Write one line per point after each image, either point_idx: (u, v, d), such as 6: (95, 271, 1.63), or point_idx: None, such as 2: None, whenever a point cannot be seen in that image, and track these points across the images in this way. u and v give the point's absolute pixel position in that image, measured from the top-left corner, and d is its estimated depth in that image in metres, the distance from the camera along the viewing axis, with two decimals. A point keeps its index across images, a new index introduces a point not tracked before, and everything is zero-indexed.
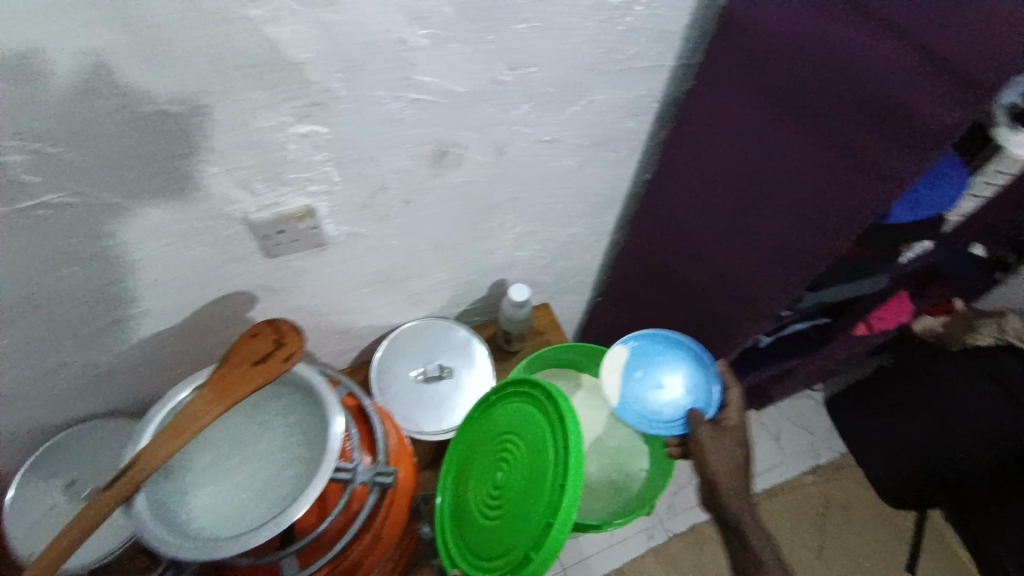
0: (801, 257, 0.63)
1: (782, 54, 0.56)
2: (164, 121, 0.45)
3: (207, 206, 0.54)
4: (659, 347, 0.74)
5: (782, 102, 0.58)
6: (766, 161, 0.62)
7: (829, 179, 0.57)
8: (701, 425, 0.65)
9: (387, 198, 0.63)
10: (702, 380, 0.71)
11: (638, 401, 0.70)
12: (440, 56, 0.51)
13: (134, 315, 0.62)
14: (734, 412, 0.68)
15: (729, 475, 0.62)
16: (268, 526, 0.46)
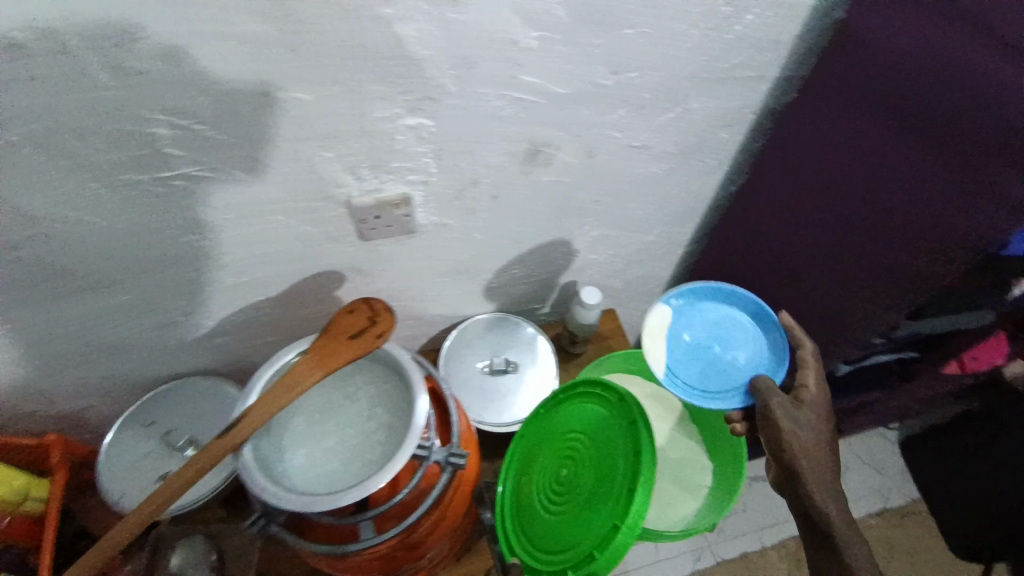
0: (893, 286, 0.59)
1: (899, 69, 0.55)
2: (295, 106, 0.49)
3: (317, 187, 0.58)
4: (707, 307, 0.74)
5: (890, 117, 0.56)
6: (868, 179, 0.60)
7: (933, 201, 0.53)
8: (774, 398, 0.61)
9: (477, 193, 0.66)
10: (763, 339, 0.70)
11: (691, 363, 0.70)
12: (547, 58, 0.53)
13: (239, 283, 0.67)
14: (812, 376, 0.63)
15: (808, 454, 0.59)
16: (355, 489, 0.50)
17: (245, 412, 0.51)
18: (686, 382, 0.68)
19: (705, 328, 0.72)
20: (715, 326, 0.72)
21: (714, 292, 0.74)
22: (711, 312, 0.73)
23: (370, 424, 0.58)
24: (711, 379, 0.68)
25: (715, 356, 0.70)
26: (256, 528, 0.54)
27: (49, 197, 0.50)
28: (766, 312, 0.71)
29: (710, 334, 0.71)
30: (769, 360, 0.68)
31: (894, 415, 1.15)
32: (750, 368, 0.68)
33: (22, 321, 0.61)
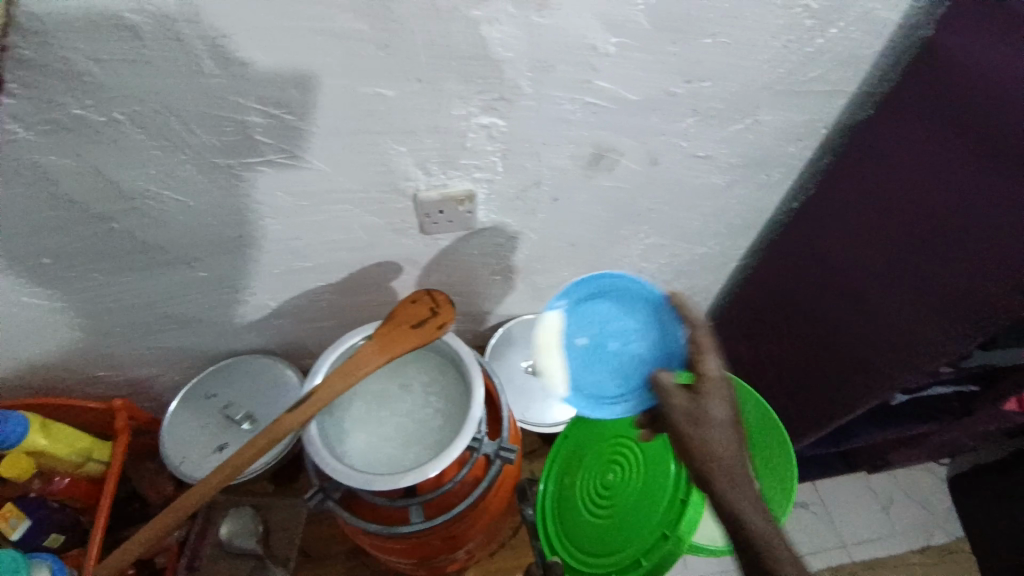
0: (956, 305, 0.58)
1: (979, 88, 0.54)
2: (378, 102, 0.51)
3: (387, 180, 0.60)
4: (603, 299, 0.63)
5: (970, 136, 0.56)
6: (937, 196, 0.59)
7: (1006, 219, 0.52)
8: (669, 399, 0.50)
9: (538, 194, 0.67)
10: (639, 323, 0.59)
11: (606, 368, 0.60)
12: (623, 64, 0.53)
13: (304, 268, 0.70)
14: (713, 362, 0.51)
15: (723, 465, 0.48)
16: (415, 471, 0.54)
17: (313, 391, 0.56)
18: (601, 392, 0.59)
19: (599, 325, 0.62)
20: (608, 320, 0.62)
21: (606, 282, 0.62)
22: (603, 304, 0.63)
23: (424, 413, 0.63)
24: (620, 382, 0.58)
25: (627, 356, 0.59)
26: (313, 502, 0.56)
27: (148, 175, 0.54)
28: (655, 296, 0.59)
29: (603, 331, 0.62)
30: (665, 348, 0.56)
31: (947, 450, 1.11)
32: (654, 362, 0.56)
33: (107, 288, 0.66)
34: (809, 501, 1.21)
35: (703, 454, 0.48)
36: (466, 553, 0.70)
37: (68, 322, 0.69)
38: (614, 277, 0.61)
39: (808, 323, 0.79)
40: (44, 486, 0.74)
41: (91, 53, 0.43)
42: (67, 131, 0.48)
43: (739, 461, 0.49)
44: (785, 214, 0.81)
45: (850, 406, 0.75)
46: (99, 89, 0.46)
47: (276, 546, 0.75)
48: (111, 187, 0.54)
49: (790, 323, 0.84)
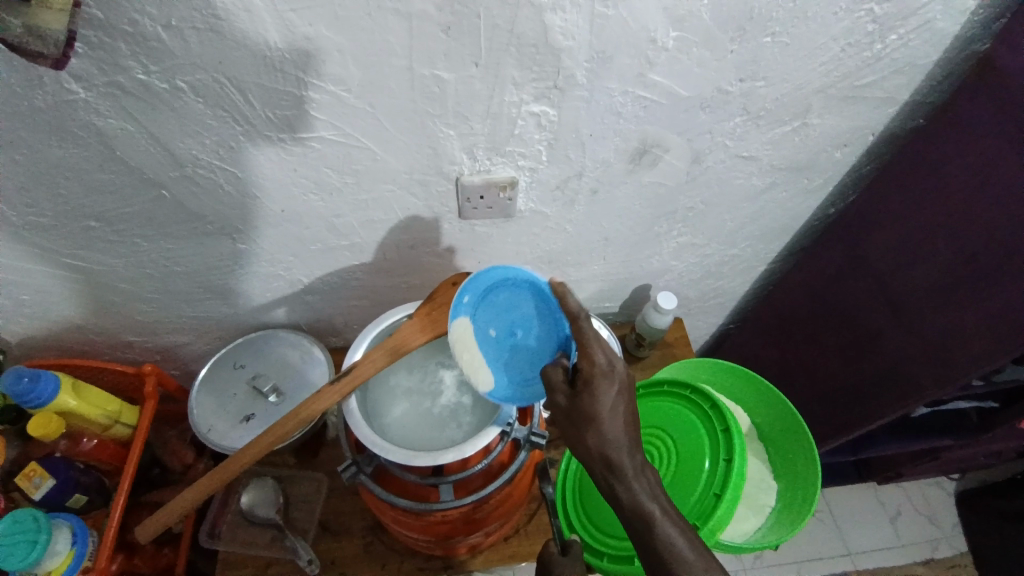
0: (1008, 324, 0.57)
1: None
2: (435, 84, 0.52)
3: (434, 163, 0.60)
4: (502, 294, 0.60)
5: None
6: (1000, 212, 0.58)
7: None
8: (555, 394, 0.51)
9: (579, 186, 0.67)
10: (536, 309, 0.59)
11: (511, 359, 0.58)
12: (680, 59, 0.53)
13: (340, 246, 0.71)
14: (600, 354, 0.50)
15: (601, 450, 0.48)
16: (451, 451, 0.55)
17: (354, 365, 0.60)
18: (514, 380, 0.58)
19: (506, 317, 0.60)
20: (512, 310, 0.59)
21: (501, 274, 0.60)
22: (505, 297, 0.60)
23: (460, 395, 0.64)
24: (528, 367, 0.58)
25: (527, 345, 0.58)
26: (347, 474, 0.57)
27: (202, 144, 0.55)
28: (539, 282, 0.58)
29: (509, 322, 0.59)
30: (558, 328, 0.57)
31: (960, 466, 1.11)
32: (551, 348, 0.57)
33: (148, 254, 0.67)
34: (819, 509, 1.28)
35: (583, 440, 0.49)
36: (483, 536, 0.70)
37: (106, 286, 0.70)
38: (507, 270, 0.60)
39: (844, 328, 0.80)
40: (70, 447, 0.73)
41: (162, 20, 0.44)
42: (129, 95, 0.49)
43: (626, 446, 0.48)
44: (820, 221, 0.80)
45: (879, 413, 0.76)
46: (164, 55, 0.47)
47: (297, 518, 0.75)
48: (166, 155, 0.55)
49: (823, 328, 0.84)
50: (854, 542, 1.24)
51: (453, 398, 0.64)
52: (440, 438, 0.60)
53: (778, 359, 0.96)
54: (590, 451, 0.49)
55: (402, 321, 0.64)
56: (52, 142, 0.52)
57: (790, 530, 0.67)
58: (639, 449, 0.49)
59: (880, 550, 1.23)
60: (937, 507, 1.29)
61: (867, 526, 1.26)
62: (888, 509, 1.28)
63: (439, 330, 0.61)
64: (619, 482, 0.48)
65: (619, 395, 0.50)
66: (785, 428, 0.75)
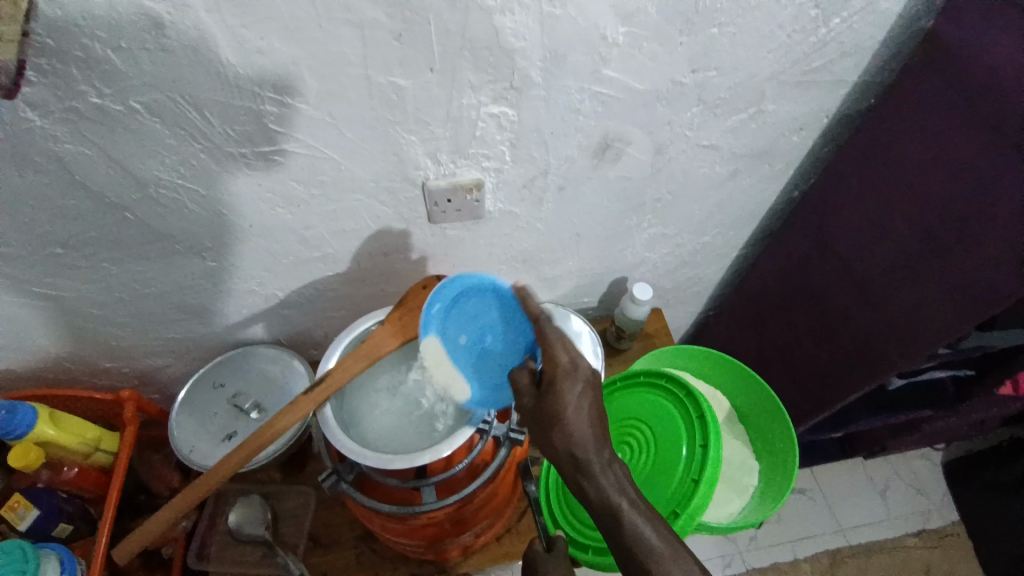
0: (970, 297, 0.59)
1: (1002, 84, 0.54)
2: (392, 92, 0.52)
3: (398, 168, 0.61)
4: (471, 301, 0.62)
5: (987, 130, 0.56)
6: (956, 188, 0.59)
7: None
8: (522, 396, 0.52)
9: (546, 184, 0.67)
10: (501, 314, 0.61)
11: (480, 365, 0.60)
12: (632, 54, 0.54)
13: (313, 258, 0.71)
14: (562, 354, 0.51)
15: (567, 449, 0.49)
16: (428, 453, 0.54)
17: (330, 372, 0.59)
18: (486, 386, 0.59)
19: (474, 325, 0.61)
20: (480, 318, 0.61)
21: (467, 282, 0.62)
22: (473, 304, 0.62)
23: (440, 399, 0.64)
24: (498, 372, 0.59)
25: (496, 350, 0.60)
26: (328, 483, 0.57)
27: (163, 164, 0.55)
28: (501, 287, 0.60)
29: (477, 329, 0.61)
30: (523, 332, 0.59)
31: (943, 437, 1.13)
32: (518, 351, 0.59)
33: (120, 278, 0.66)
34: (809, 488, 1.30)
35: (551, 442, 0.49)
36: (474, 536, 0.70)
37: (79, 312, 0.70)
38: (471, 277, 0.61)
39: (813, 309, 0.82)
40: (53, 476, 0.71)
41: (113, 42, 0.44)
42: (85, 119, 0.49)
43: (593, 443, 0.49)
44: (786, 204, 0.82)
45: (851, 388, 0.78)
46: (117, 78, 0.47)
47: (286, 534, 0.74)
48: (127, 176, 0.55)
49: (796, 311, 0.85)
50: (846, 519, 1.26)
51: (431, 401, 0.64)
52: (419, 441, 0.60)
53: (755, 343, 0.97)
54: (558, 453, 0.49)
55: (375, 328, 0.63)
56: (11, 172, 0.51)
57: (772, 506, 0.68)
58: (608, 446, 0.49)
59: (871, 524, 1.25)
60: (924, 478, 1.31)
61: (857, 501, 1.28)
62: (877, 483, 1.30)
63: (413, 333, 0.61)
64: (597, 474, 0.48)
65: (586, 396, 0.50)
66: (763, 409, 0.76)
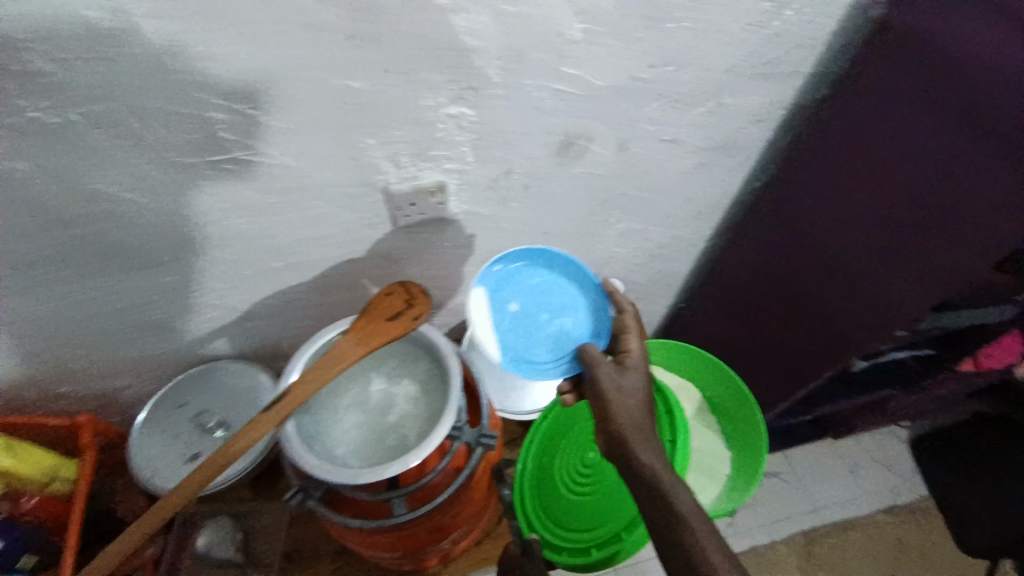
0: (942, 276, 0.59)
1: (965, 63, 0.52)
2: (347, 94, 0.51)
3: (358, 173, 0.59)
4: (539, 279, 0.68)
5: (947, 111, 0.55)
6: (920, 171, 0.58)
7: (993, 191, 0.53)
8: (598, 364, 0.58)
9: (510, 183, 0.67)
10: (570, 301, 0.68)
11: (528, 335, 0.66)
12: (591, 51, 0.54)
13: (275, 268, 0.69)
14: (636, 344, 0.60)
15: (635, 416, 0.54)
16: (395, 463, 0.53)
17: (291, 386, 0.55)
18: (520, 355, 0.65)
19: (535, 299, 0.68)
20: (545, 295, 0.68)
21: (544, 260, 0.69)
22: (538, 282, 0.68)
23: (410, 406, 0.61)
24: (542, 348, 0.65)
25: (548, 328, 0.66)
26: (295, 502, 0.55)
27: (108, 178, 0.52)
28: (589, 277, 0.68)
29: (536, 304, 0.67)
30: (589, 324, 0.66)
31: (909, 413, 1.17)
32: (577, 337, 0.66)
33: (70, 298, 0.63)
34: (784, 470, 1.33)
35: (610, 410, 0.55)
36: (453, 541, 0.69)
37: (27, 336, 0.66)
38: (551, 253, 0.68)
39: (780, 295, 0.82)
40: (13, 507, 0.70)
41: (46, 52, 0.41)
42: (19, 135, 0.46)
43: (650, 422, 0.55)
44: (749, 194, 0.82)
45: (825, 369, 0.79)
46: (51, 90, 0.44)
47: (260, 551, 0.73)
48: (70, 192, 0.52)
49: (765, 299, 0.85)
50: (820, 498, 1.30)
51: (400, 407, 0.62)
52: (386, 451, 0.60)
53: (727, 332, 0.99)
54: None
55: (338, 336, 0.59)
56: None
57: (744, 493, 0.70)
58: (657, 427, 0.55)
59: (843, 502, 1.29)
60: (892, 453, 1.35)
61: (829, 480, 1.31)
62: (848, 461, 1.34)
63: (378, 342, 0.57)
64: (630, 447, 0.52)
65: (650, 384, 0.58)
66: (732, 395, 0.77)
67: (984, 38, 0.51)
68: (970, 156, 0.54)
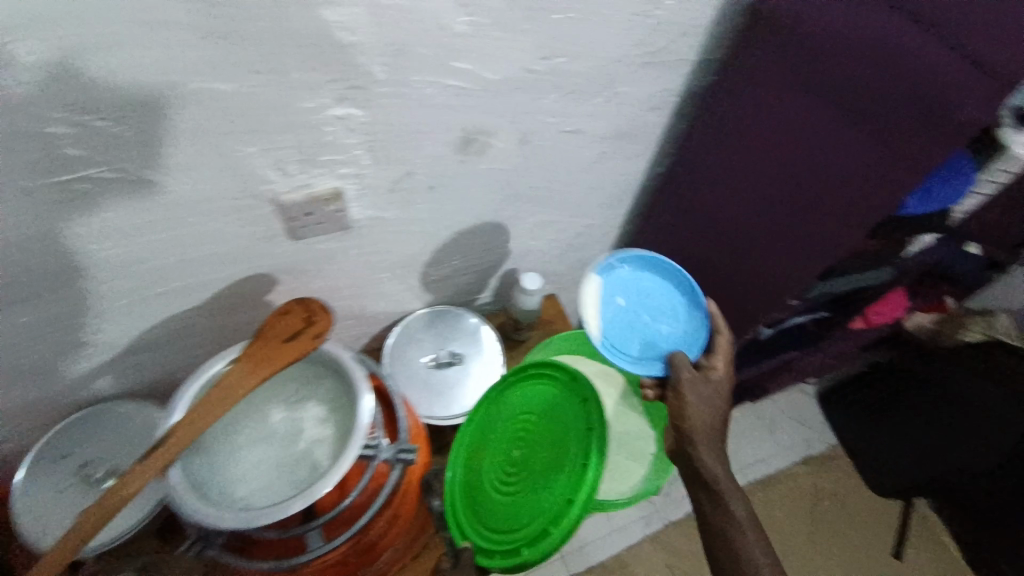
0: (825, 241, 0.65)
1: (831, 47, 0.55)
2: (214, 99, 0.46)
3: (241, 184, 0.54)
4: (649, 282, 0.76)
5: (820, 94, 0.58)
6: (803, 150, 0.62)
7: (861, 167, 0.58)
8: (681, 369, 0.66)
9: (413, 184, 0.64)
10: (669, 307, 0.74)
11: (624, 327, 0.72)
12: (479, 44, 0.52)
13: (158, 294, 0.62)
14: (722, 358, 0.70)
15: (705, 423, 0.65)
16: (301, 495, 0.50)
17: (174, 429, 0.49)
18: (609, 345, 0.70)
19: (636, 297, 0.75)
20: (647, 296, 0.75)
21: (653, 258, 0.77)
22: (647, 284, 0.76)
23: (318, 428, 0.56)
24: (637, 344, 0.71)
25: (658, 330, 0.72)
26: (191, 553, 0.52)
27: None
28: (694, 288, 0.74)
29: (637, 301, 0.74)
30: (689, 332, 0.73)
31: (814, 370, 1.26)
32: (671, 343, 0.71)
33: None
34: None
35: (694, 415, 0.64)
36: (386, 567, 0.64)
37: None
38: (665, 262, 0.76)
39: (688, 271, 0.86)
40: None
41: None
42: None
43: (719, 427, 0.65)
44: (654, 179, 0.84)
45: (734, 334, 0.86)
46: None
47: None
48: None
49: (677, 277, 0.89)
50: (744, 459, 1.38)
51: (309, 432, 0.56)
52: (294, 483, 0.54)
53: None
54: None
55: (228, 366, 0.53)
56: None
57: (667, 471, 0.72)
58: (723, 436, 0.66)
59: (764, 460, 1.38)
60: (803, 408, 1.46)
61: (751, 441, 1.40)
62: (765, 421, 1.43)
63: (273, 368, 0.51)
64: (698, 450, 0.64)
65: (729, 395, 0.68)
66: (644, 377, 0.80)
67: (865, 26, 0.53)
68: (858, 138, 0.57)
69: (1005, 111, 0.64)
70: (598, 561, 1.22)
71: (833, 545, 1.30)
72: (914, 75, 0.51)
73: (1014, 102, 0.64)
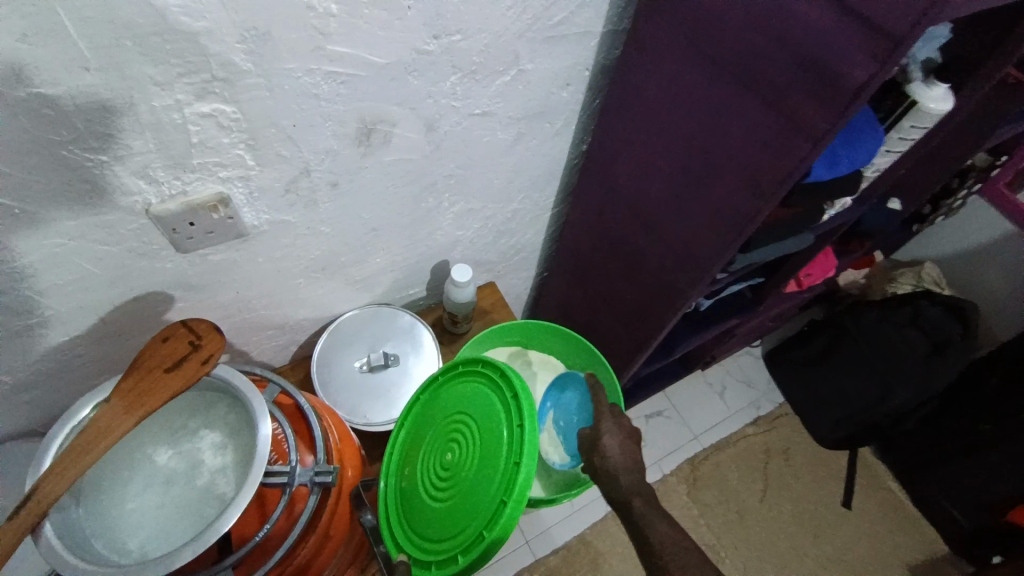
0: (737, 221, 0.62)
1: (721, 15, 0.54)
2: (43, 106, 0.40)
3: (102, 198, 0.48)
4: (567, 395, 0.83)
5: (715, 64, 0.57)
6: (708, 125, 0.60)
7: (762, 142, 0.56)
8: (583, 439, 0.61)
9: (312, 183, 0.59)
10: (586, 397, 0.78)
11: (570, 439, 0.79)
12: (355, 25, 0.47)
13: (28, 327, 0.55)
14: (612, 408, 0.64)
15: (624, 475, 0.56)
16: (199, 537, 0.45)
17: (37, 485, 0.43)
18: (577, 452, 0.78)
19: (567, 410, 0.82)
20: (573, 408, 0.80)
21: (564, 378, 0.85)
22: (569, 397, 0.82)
23: (216, 458, 0.53)
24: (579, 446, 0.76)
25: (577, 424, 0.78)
26: None
27: None
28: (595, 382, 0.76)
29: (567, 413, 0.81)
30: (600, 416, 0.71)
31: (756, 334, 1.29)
32: None
33: None
34: (664, 408, 1.42)
35: (608, 464, 0.57)
36: None
37: None
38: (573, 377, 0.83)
39: (614, 252, 0.85)
40: None
41: None
42: None
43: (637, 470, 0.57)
44: (578, 157, 0.82)
45: (659, 319, 0.83)
46: None
47: None
48: None
49: (607, 259, 0.87)
50: (698, 427, 1.40)
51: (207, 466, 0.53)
52: (196, 521, 0.50)
53: (581, 294, 0.99)
54: None
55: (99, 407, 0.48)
56: None
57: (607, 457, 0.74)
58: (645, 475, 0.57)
59: (717, 425, 1.41)
60: (751, 371, 1.50)
61: (704, 408, 1.43)
62: (716, 386, 1.46)
63: (157, 399, 0.47)
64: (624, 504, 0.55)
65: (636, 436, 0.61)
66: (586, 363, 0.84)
67: None
68: (756, 109, 0.55)
69: (913, 65, 0.70)
70: (561, 542, 1.23)
71: (786, 502, 1.33)
72: (802, 43, 0.48)
73: (920, 57, 0.69)
